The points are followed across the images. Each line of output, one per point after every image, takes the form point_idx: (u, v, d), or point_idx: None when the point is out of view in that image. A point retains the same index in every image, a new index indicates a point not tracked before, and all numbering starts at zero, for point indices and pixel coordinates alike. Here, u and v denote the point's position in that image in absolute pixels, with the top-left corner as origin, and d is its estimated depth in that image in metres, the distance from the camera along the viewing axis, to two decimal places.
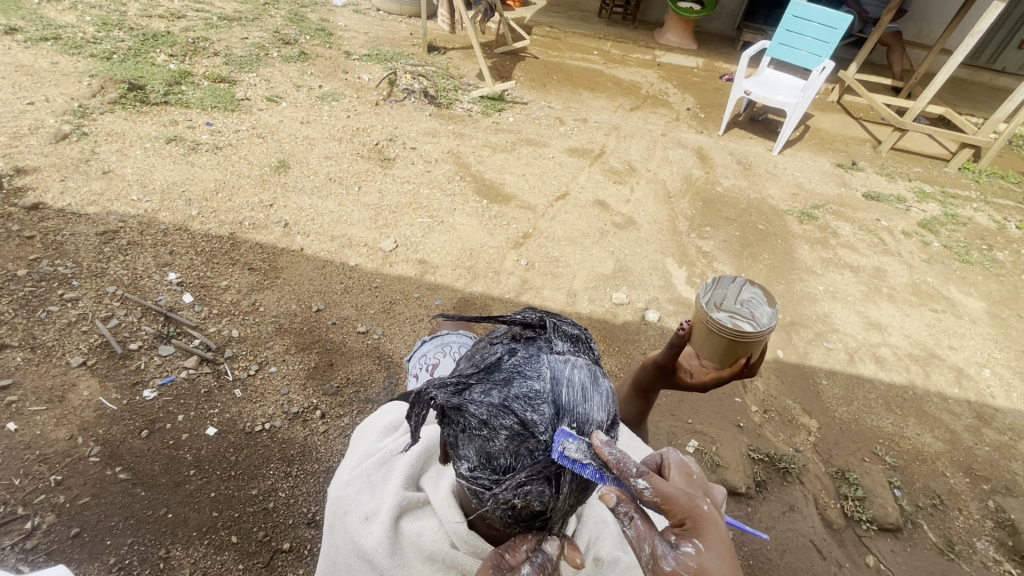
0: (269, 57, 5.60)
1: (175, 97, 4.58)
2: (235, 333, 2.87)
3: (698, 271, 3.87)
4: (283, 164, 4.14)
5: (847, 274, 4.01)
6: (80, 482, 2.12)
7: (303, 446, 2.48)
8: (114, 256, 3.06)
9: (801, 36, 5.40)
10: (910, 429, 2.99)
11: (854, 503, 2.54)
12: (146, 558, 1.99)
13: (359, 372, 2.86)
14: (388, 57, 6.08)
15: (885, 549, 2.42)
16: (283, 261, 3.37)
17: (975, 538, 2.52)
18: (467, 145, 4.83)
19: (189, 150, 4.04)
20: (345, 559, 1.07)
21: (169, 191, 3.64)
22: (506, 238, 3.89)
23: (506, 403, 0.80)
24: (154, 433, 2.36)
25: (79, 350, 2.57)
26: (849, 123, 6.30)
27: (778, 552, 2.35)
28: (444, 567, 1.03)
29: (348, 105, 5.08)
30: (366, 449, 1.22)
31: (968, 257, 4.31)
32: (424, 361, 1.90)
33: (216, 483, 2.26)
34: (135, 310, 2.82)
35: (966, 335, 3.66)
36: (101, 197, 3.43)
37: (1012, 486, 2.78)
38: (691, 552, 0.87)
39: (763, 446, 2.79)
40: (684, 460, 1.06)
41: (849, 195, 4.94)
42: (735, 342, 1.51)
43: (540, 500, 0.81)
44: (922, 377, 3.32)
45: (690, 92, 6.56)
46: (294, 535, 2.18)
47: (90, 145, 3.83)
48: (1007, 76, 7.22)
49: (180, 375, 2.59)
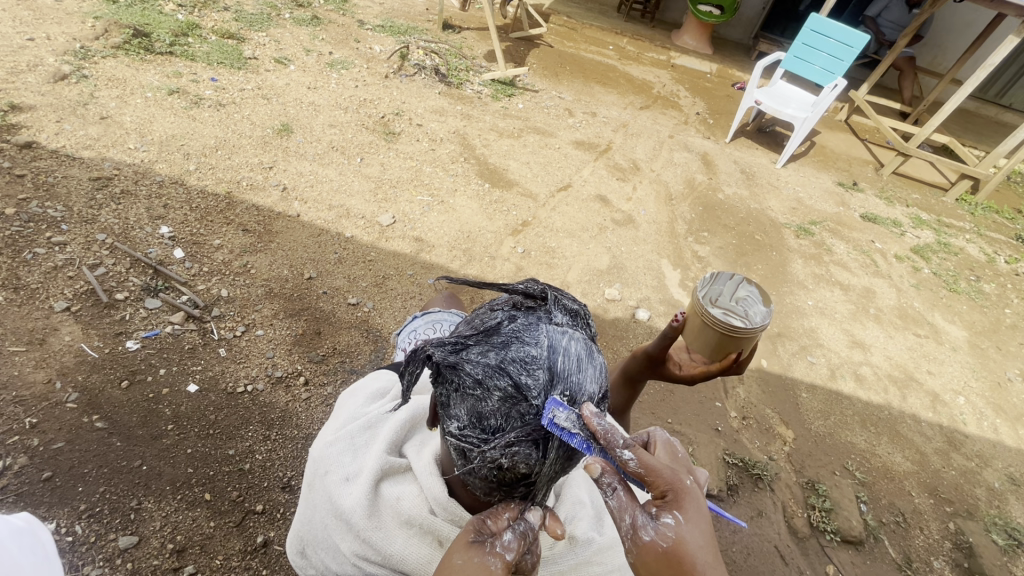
0: (281, 18, 5.49)
1: (181, 48, 4.47)
2: (224, 293, 2.84)
3: (691, 275, 3.90)
4: (286, 127, 4.08)
5: (837, 292, 4.06)
6: (56, 427, 2.10)
7: (284, 412, 2.47)
8: (106, 204, 3.01)
9: (816, 51, 5.38)
10: (883, 447, 3.06)
11: (820, 513, 2.60)
12: (117, 508, 1.98)
13: (346, 343, 2.85)
14: (402, 30, 5.99)
15: (845, 560, 2.48)
16: (279, 225, 3.33)
17: (933, 557, 2.59)
18: (473, 127, 4.79)
19: (191, 104, 3.96)
20: (322, 518, 1.08)
21: (168, 143, 3.57)
22: (505, 223, 3.88)
23: (501, 364, 0.81)
24: (134, 384, 2.34)
25: (63, 295, 2.52)
26: (854, 143, 6.33)
27: (742, 554, 2.40)
28: (420, 533, 1.04)
29: (357, 74, 5.00)
30: (352, 412, 1.22)
31: (955, 286, 4.38)
32: (412, 336, 1.89)
33: (193, 439, 2.25)
34: (124, 260, 2.77)
35: (945, 361, 3.73)
36: (98, 143, 3.36)
37: (973, 510, 2.86)
38: (671, 523, 0.91)
39: (739, 451, 2.83)
40: (669, 440, 1.08)
41: (847, 214, 4.98)
42: (727, 336, 1.54)
43: (527, 463, 0.81)
44: (899, 399, 3.39)
45: (701, 96, 6.54)
46: (268, 498, 2.18)
47: (89, 89, 3.74)
48: (1011, 112, 7.29)
49: (165, 330, 2.57)
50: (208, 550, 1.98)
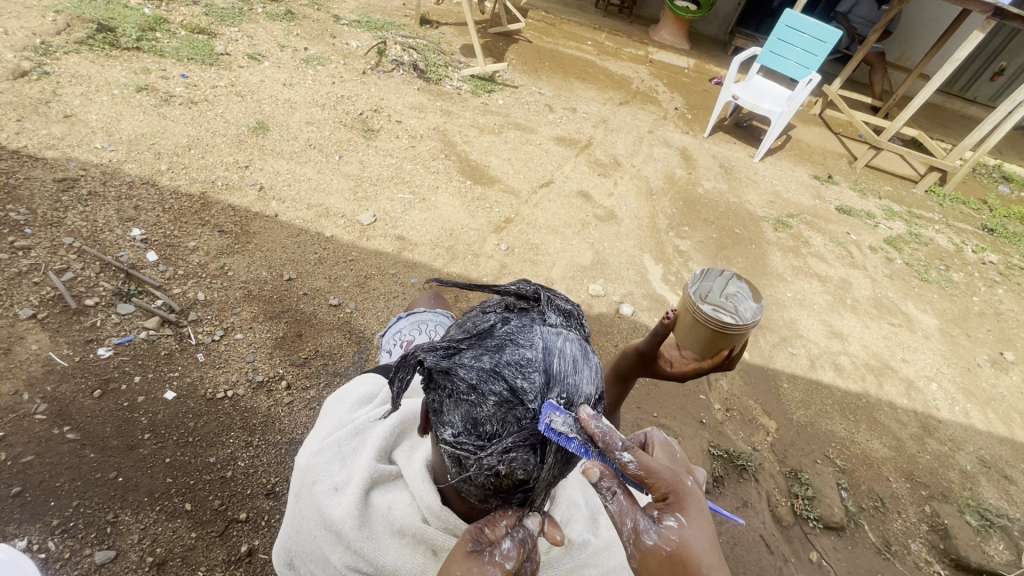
0: (253, 13, 5.34)
1: (149, 43, 4.31)
2: (201, 296, 2.75)
3: (674, 270, 3.93)
4: (261, 125, 3.97)
5: (815, 284, 4.14)
6: (24, 440, 2.01)
7: (266, 417, 2.42)
8: (72, 205, 2.89)
9: (791, 47, 5.46)
10: (861, 434, 3.13)
11: (803, 502, 2.66)
12: (93, 522, 1.90)
13: (329, 345, 2.79)
14: (379, 26, 5.89)
15: (828, 546, 2.54)
16: (256, 225, 3.25)
17: (911, 539, 2.67)
18: (454, 124, 4.74)
19: (161, 101, 3.83)
20: (310, 529, 1.05)
21: (137, 142, 3.45)
22: (487, 221, 3.85)
23: (496, 368, 0.79)
24: (107, 393, 2.25)
25: (28, 302, 2.41)
26: (828, 137, 6.45)
27: (729, 544, 2.44)
28: (413, 542, 1.02)
29: (334, 70, 4.89)
30: (338, 418, 1.19)
31: (926, 276, 4.51)
32: (398, 337, 1.87)
33: (172, 448, 2.18)
34: (93, 265, 2.66)
35: (918, 349, 3.84)
36: (62, 142, 3.23)
37: (948, 493, 2.95)
38: (673, 526, 0.90)
39: (723, 443, 2.86)
40: (667, 440, 1.08)
41: (823, 207, 5.08)
42: (719, 333, 1.54)
43: (524, 468, 0.79)
44: (876, 387, 3.47)
45: (679, 91, 6.60)
46: (251, 506, 2.13)
47: (51, 86, 3.58)
48: (976, 106, 7.52)
49: (139, 336, 2.48)
50: (190, 562, 1.93)
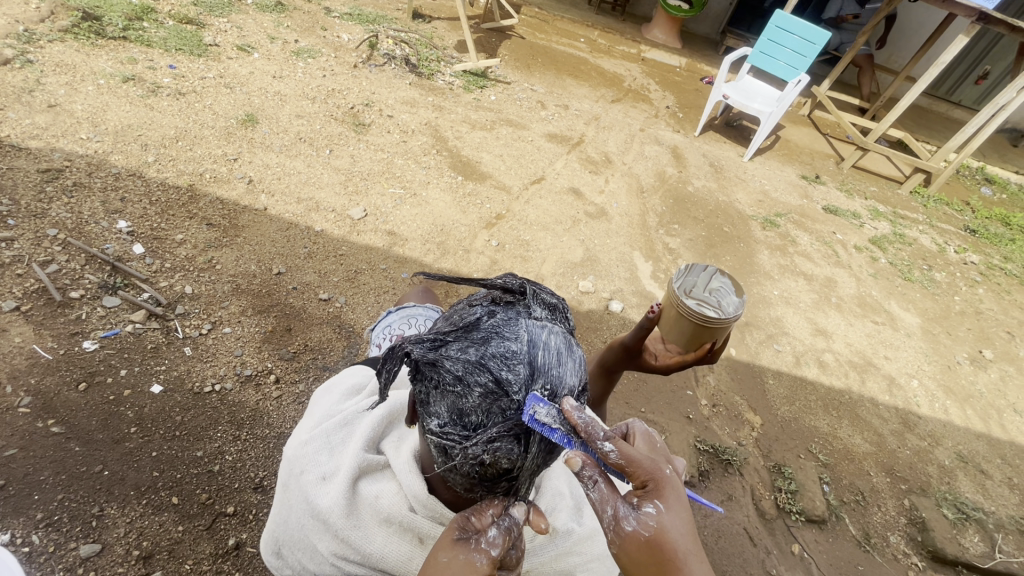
0: (242, 3, 5.28)
1: (135, 33, 4.25)
2: (188, 289, 2.74)
3: (663, 267, 3.97)
4: (250, 118, 3.94)
5: (801, 282, 4.20)
6: (8, 434, 1.99)
7: (254, 411, 2.42)
8: (56, 197, 2.85)
9: (780, 48, 5.51)
10: (843, 430, 3.19)
11: (786, 495, 2.71)
12: (78, 516, 1.89)
13: (318, 339, 2.79)
14: (370, 19, 5.85)
15: (810, 538, 2.59)
16: (245, 219, 3.23)
17: (889, 532, 2.73)
18: (445, 119, 4.73)
19: (148, 92, 3.78)
20: (298, 518, 1.06)
21: (124, 134, 3.40)
22: (478, 217, 3.86)
23: (482, 360, 0.81)
24: (92, 387, 2.23)
25: (11, 295, 2.38)
26: (816, 138, 6.53)
27: (713, 537, 2.48)
28: (399, 530, 1.03)
29: (324, 63, 4.86)
30: (327, 410, 1.20)
31: (910, 275, 4.59)
32: (387, 332, 1.87)
33: (159, 442, 2.17)
34: (78, 257, 2.63)
35: (900, 346, 3.92)
36: (46, 132, 3.18)
37: (926, 486, 3.02)
38: (652, 512, 0.92)
39: (709, 438, 2.90)
40: (648, 430, 1.10)
41: (810, 206, 5.15)
42: (702, 327, 1.56)
43: (508, 458, 0.81)
44: (858, 384, 3.54)
45: (671, 90, 6.64)
46: (239, 500, 2.13)
47: (35, 75, 3.52)
48: (961, 109, 7.65)
49: (125, 329, 2.46)
50: (177, 555, 1.93)
